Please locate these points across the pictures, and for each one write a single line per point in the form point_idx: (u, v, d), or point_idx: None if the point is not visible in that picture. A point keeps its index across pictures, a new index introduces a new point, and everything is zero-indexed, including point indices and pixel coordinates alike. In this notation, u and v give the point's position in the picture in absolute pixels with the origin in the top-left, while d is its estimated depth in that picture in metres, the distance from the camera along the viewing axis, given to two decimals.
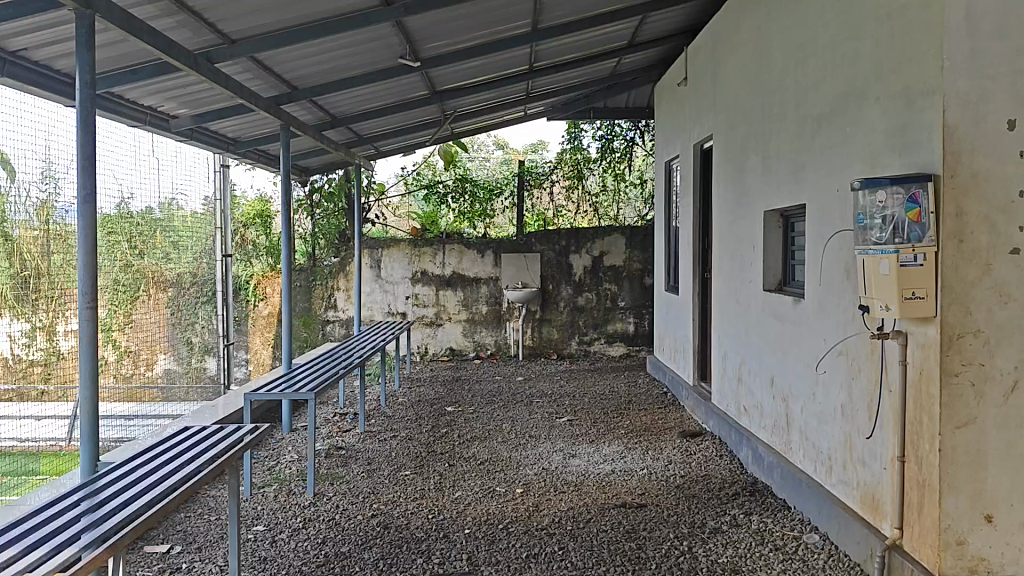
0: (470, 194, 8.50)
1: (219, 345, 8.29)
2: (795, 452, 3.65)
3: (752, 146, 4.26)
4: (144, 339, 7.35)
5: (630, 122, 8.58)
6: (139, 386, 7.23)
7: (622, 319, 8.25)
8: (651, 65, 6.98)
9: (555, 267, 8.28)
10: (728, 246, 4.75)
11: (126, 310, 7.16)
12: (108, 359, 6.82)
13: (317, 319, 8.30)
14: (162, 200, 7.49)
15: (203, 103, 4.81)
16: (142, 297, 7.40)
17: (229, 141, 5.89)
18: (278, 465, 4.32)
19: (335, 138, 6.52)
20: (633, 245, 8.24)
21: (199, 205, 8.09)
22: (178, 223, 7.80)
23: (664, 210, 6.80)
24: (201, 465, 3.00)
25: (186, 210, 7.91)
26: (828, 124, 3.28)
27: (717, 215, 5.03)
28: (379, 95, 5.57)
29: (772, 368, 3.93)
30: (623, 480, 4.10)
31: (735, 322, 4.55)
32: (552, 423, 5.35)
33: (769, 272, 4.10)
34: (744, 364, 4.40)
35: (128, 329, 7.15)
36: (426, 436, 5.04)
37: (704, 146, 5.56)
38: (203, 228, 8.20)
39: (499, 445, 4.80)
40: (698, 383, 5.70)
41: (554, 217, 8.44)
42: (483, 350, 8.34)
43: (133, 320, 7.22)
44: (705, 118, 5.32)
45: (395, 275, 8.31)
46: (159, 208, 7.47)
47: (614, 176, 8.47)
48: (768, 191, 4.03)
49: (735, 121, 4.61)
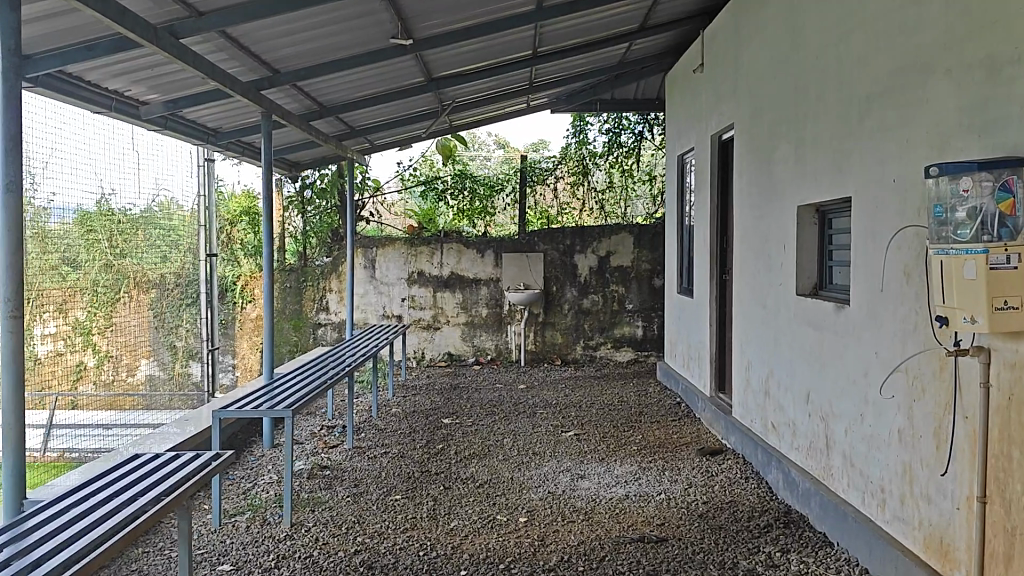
0: (469, 191, 8.05)
1: (204, 349, 7.85)
2: (836, 479, 3.22)
3: (783, 133, 3.83)
4: (125, 344, 6.91)
5: (637, 114, 8.07)
6: (120, 392, 6.82)
7: (630, 323, 7.82)
8: (663, 52, 6.54)
9: (559, 268, 7.85)
10: (752, 245, 4.33)
11: (106, 313, 6.75)
12: (88, 365, 6.40)
13: (308, 322, 7.88)
14: (141, 198, 7.06)
15: (176, 88, 4.38)
16: (123, 299, 6.95)
17: (209, 132, 5.45)
18: (254, 489, 3.90)
19: (325, 130, 6.09)
20: (641, 245, 7.80)
21: (182, 202, 7.64)
22: (161, 220, 7.37)
23: (676, 207, 6.38)
24: (153, 497, 2.56)
25: (168, 206, 7.46)
26: (881, 105, 2.86)
27: (739, 211, 4.60)
28: (370, 81, 5.14)
29: (808, 383, 3.51)
30: (639, 507, 3.67)
31: (762, 330, 4.13)
32: (557, 438, 4.91)
33: (803, 275, 3.67)
34: (772, 376, 3.98)
35: (108, 333, 6.72)
36: (419, 453, 4.60)
37: (722, 136, 5.13)
38: (187, 228, 7.75)
39: (499, 464, 4.36)
40: (715, 394, 5.27)
41: (557, 215, 8.03)
42: (482, 355, 7.91)
43: (113, 323, 6.79)
44: (724, 106, 4.89)
45: (391, 275, 7.88)
46: (138, 206, 7.04)
47: (621, 172, 8.01)
48: (802, 183, 3.60)
49: (761, 107, 4.17)
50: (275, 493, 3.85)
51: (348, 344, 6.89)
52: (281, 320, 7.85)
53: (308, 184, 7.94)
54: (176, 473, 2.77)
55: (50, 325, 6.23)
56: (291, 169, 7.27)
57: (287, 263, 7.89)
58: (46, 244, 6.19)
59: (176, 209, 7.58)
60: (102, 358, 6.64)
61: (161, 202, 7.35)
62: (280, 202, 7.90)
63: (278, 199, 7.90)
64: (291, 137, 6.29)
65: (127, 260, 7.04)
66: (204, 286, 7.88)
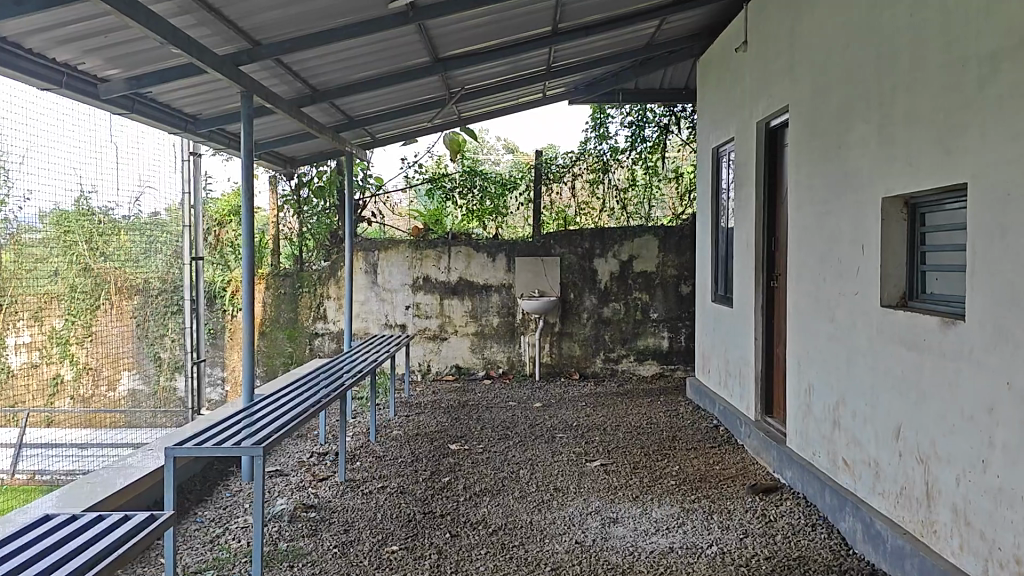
0: (480, 189, 7.40)
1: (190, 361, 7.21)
2: (943, 538, 2.58)
3: (860, 113, 3.20)
4: (105, 355, 6.28)
5: (663, 107, 7.44)
6: (100, 409, 6.35)
7: (655, 334, 7.16)
8: (696, 33, 5.92)
9: (577, 273, 7.22)
10: (813, 249, 3.70)
11: (85, 321, 6.18)
12: (66, 379, 5.90)
13: (304, 332, 7.21)
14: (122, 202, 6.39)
15: (138, 61, 3.76)
16: (103, 307, 6.39)
17: (187, 117, 4.86)
18: (223, 537, 3.30)
19: (321, 121, 5.47)
20: (667, 248, 7.16)
21: (168, 202, 6.96)
22: (147, 222, 6.74)
23: (710, 206, 5.75)
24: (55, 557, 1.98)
25: (151, 208, 6.77)
26: (1011, 61, 2.24)
27: (795, 209, 3.97)
28: (368, 58, 4.52)
29: (899, 415, 2.88)
30: (687, 563, 3.01)
31: (830, 348, 3.50)
32: (580, 470, 4.25)
33: (889, 281, 3.02)
34: (845, 405, 3.35)
35: (86, 343, 6.15)
36: (423, 488, 3.94)
37: (770, 124, 4.50)
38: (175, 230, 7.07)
39: (516, 504, 3.70)
40: (761, 419, 4.63)
41: (575, 215, 7.33)
42: (493, 369, 7.25)
43: (92, 333, 6.23)
44: (776, 87, 4.26)
45: (395, 281, 7.25)
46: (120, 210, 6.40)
47: (645, 169, 7.34)
48: (888, 170, 2.98)
49: (829, 83, 3.55)
50: (245, 544, 3.21)
51: (346, 355, 6.26)
52: (275, 329, 7.19)
53: (305, 181, 7.26)
54: (106, 536, 2.11)
55: (24, 334, 5.58)
56: (285, 164, 6.67)
57: (282, 268, 7.24)
58: (18, 255, 5.51)
59: (163, 210, 6.92)
60: (81, 370, 6.06)
61: (147, 205, 6.72)
62: (273, 200, 7.31)
63: (272, 196, 7.30)
64: (283, 128, 5.67)
65: (104, 263, 6.38)
66: (191, 294, 7.21)
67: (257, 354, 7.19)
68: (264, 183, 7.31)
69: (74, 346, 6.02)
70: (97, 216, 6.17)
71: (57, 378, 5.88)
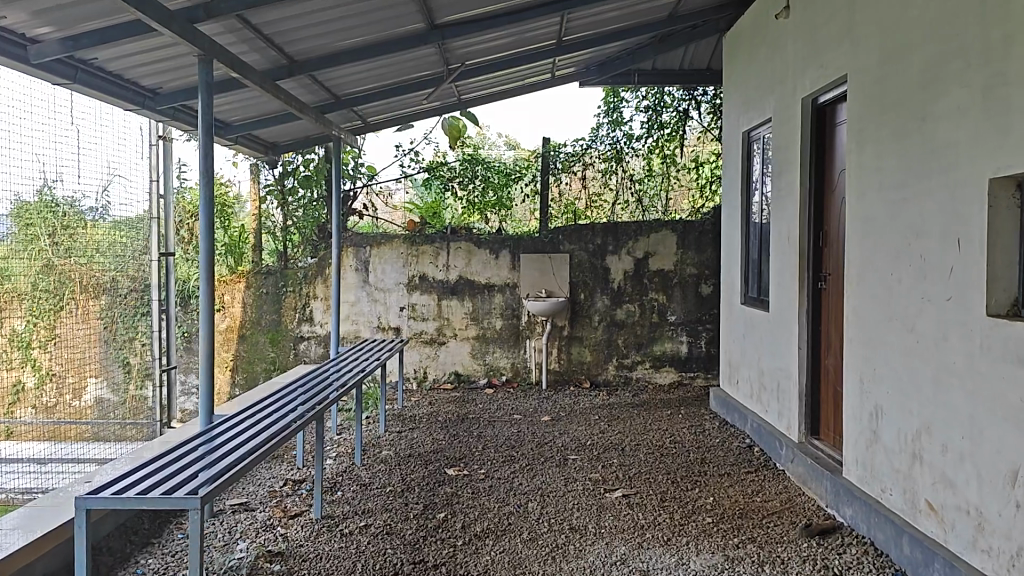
0: (481, 180, 6.76)
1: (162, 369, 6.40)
2: None
3: (957, 75, 2.60)
4: (72, 359, 5.96)
5: (682, 89, 6.76)
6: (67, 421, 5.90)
7: (672, 338, 6.55)
8: (724, 2, 5.29)
9: (588, 271, 6.60)
10: (884, 245, 3.10)
11: (47, 325, 5.85)
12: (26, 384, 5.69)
13: (288, 336, 6.58)
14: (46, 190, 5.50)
15: (74, 16, 3.15)
16: (68, 309, 5.99)
17: (145, 91, 4.25)
18: None
19: (303, 101, 4.87)
20: (686, 244, 6.54)
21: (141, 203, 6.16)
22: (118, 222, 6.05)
23: (739, 198, 5.14)
24: None
25: (116, 208, 6.00)
26: None
27: (855, 196, 3.37)
28: (353, 22, 3.92)
29: (1015, 455, 2.26)
30: None
31: (911, 365, 2.89)
32: (598, 503, 3.62)
33: (998, 284, 2.41)
34: (930, 436, 2.75)
35: (51, 349, 5.85)
36: (413, 528, 3.31)
37: (819, 99, 3.90)
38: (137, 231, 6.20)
39: (524, 550, 3.08)
40: (806, 441, 4.02)
41: (586, 209, 6.71)
42: (496, 377, 6.63)
43: (58, 336, 5.90)
44: (831, 55, 3.65)
45: (388, 280, 6.63)
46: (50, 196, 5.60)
47: (661, 159, 6.68)
48: (998, 140, 2.37)
49: (909, 43, 2.95)
50: None
51: (332, 363, 5.62)
52: (257, 332, 6.55)
53: (290, 170, 6.61)
54: None
55: None
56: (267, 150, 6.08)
57: (265, 265, 6.61)
58: None
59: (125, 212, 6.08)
60: (44, 376, 5.80)
61: (115, 196, 5.97)
62: (254, 190, 6.65)
63: (253, 185, 6.64)
64: (261, 108, 5.05)
65: (71, 258, 6.03)
66: (160, 295, 6.42)
67: (237, 361, 6.53)
68: (244, 172, 6.65)
69: (38, 350, 5.78)
70: (62, 208, 5.77)
71: (17, 385, 5.68)
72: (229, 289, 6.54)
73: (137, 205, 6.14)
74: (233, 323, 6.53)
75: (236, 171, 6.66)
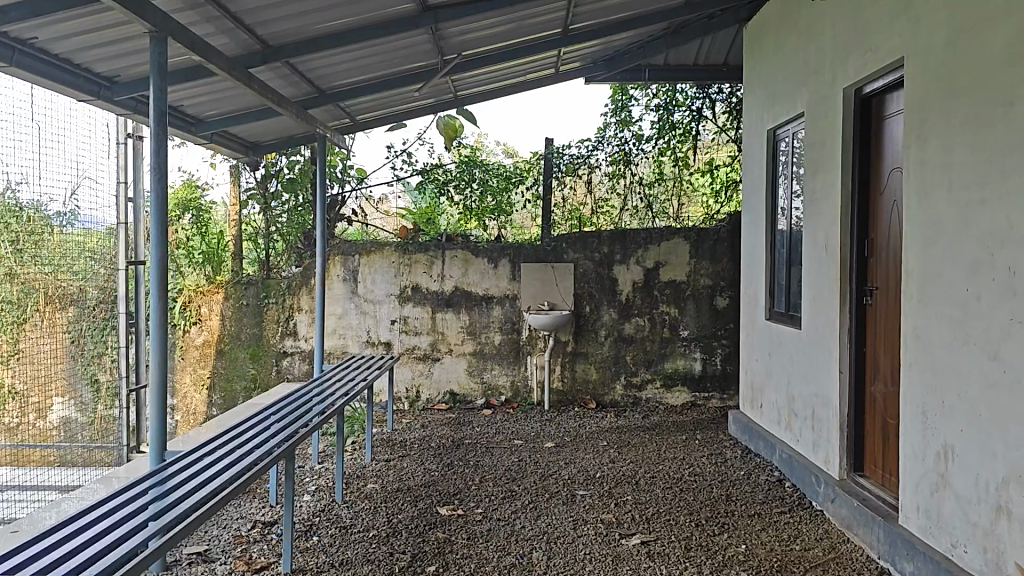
0: (479, 184, 6.25)
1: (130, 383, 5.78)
2: None
3: None
4: (34, 377, 5.55)
5: (695, 87, 6.30)
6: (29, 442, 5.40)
7: (685, 355, 6.07)
8: None
9: (593, 282, 6.12)
10: (956, 256, 2.64)
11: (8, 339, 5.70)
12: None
13: (270, 352, 6.07)
14: None
15: None
16: (31, 321, 5.66)
17: (101, 79, 3.79)
18: None
19: (282, 94, 4.40)
20: (700, 254, 6.07)
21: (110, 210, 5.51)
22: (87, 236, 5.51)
23: (763, 203, 4.68)
24: None
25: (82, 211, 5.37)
26: None
27: (916, 200, 2.92)
28: (335, 2, 3.46)
29: None
30: None
31: (995, 399, 2.42)
32: (614, 553, 3.13)
33: None
34: (1021, 486, 2.27)
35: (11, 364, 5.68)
36: None
37: (865, 88, 3.45)
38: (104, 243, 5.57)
39: None
40: (848, 478, 3.57)
41: (592, 215, 6.22)
42: (495, 397, 6.13)
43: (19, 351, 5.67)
44: (883, 37, 3.19)
45: (379, 291, 6.15)
46: None
47: (672, 162, 6.21)
48: None
49: (990, 14, 2.48)
50: None
51: (314, 380, 5.15)
52: (236, 348, 6.05)
53: (273, 172, 6.15)
54: None
55: None
56: (246, 148, 5.64)
57: (246, 275, 6.12)
58: None
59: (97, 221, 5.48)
60: (6, 395, 5.58)
61: (85, 200, 5.36)
62: (234, 193, 6.16)
63: (232, 189, 6.17)
64: (238, 101, 4.58)
65: (37, 266, 5.69)
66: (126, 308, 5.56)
67: (214, 379, 6.03)
68: (223, 174, 6.21)
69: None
70: (27, 212, 5.49)
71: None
72: (206, 300, 6.05)
73: (103, 214, 5.52)
74: (210, 338, 6.05)
75: (215, 173, 6.23)
